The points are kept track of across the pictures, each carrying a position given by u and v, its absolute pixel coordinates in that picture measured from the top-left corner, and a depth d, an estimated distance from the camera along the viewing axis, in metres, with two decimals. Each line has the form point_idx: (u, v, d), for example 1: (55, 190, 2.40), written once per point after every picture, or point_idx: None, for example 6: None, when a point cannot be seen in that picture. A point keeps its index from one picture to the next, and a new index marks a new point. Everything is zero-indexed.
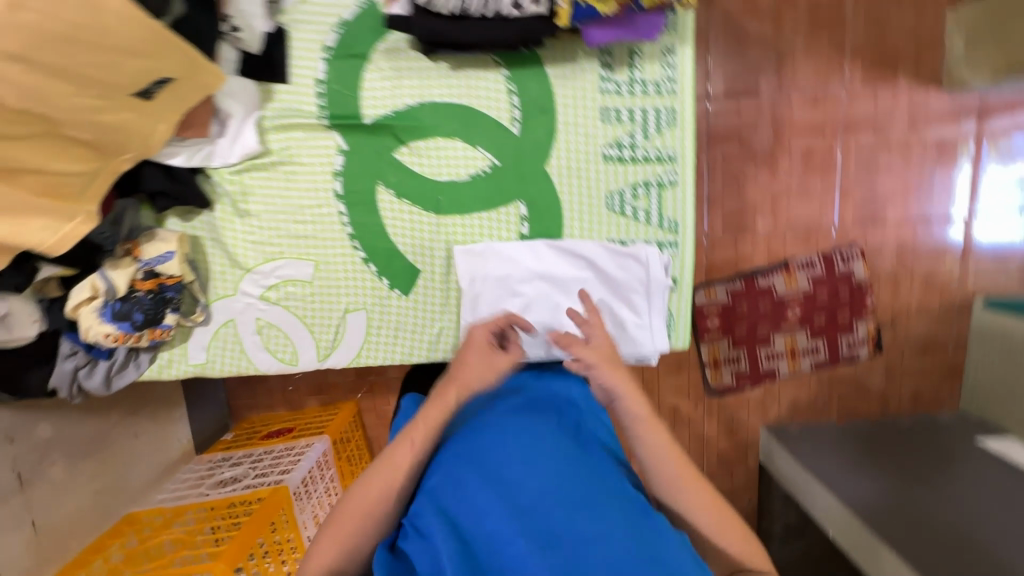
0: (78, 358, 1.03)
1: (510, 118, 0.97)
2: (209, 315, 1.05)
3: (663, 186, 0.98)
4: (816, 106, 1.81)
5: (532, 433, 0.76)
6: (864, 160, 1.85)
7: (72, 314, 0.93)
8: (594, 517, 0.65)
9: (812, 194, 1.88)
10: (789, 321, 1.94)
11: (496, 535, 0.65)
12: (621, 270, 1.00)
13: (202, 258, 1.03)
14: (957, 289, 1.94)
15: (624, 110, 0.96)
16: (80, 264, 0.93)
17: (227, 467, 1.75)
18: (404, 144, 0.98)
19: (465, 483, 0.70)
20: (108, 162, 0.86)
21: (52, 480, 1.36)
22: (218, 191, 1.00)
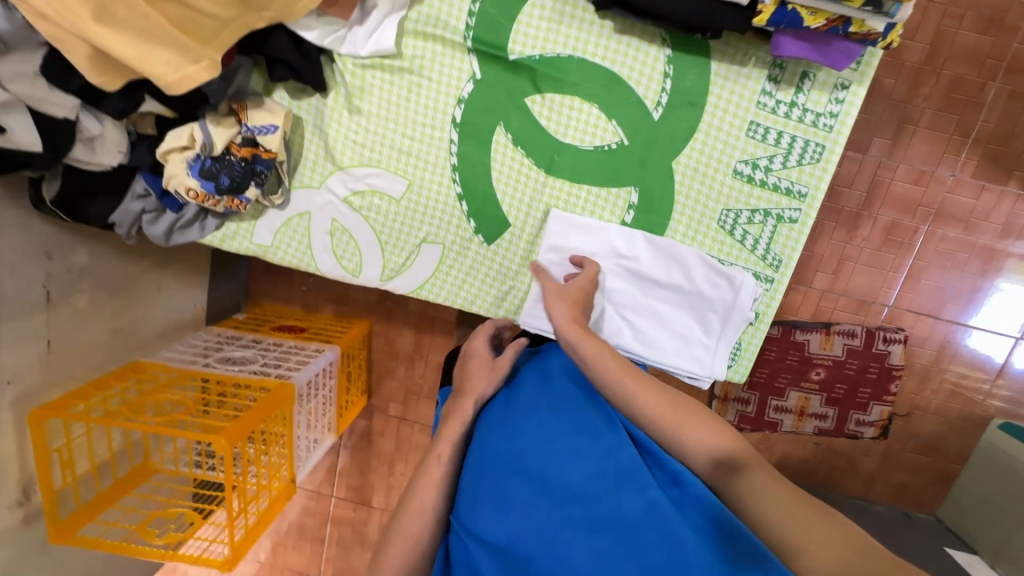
0: (148, 204, 0.99)
1: (654, 101, 0.92)
2: (288, 200, 1.02)
3: (781, 221, 0.94)
4: (919, 181, 1.74)
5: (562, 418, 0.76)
6: (944, 251, 1.79)
7: (161, 158, 0.89)
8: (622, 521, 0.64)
9: (880, 267, 1.83)
10: (809, 381, 1.87)
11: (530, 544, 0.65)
12: (709, 288, 0.97)
13: (299, 140, 1.00)
14: (974, 400, 1.92)
15: (773, 131, 0.90)
16: (181, 111, 0.88)
17: (234, 347, 1.74)
18: (538, 92, 0.93)
19: (507, 473, 0.72)
20: (245, 15, 0.80)
21: (74, 307, 1.34)
22: (337, 79, 0.96)
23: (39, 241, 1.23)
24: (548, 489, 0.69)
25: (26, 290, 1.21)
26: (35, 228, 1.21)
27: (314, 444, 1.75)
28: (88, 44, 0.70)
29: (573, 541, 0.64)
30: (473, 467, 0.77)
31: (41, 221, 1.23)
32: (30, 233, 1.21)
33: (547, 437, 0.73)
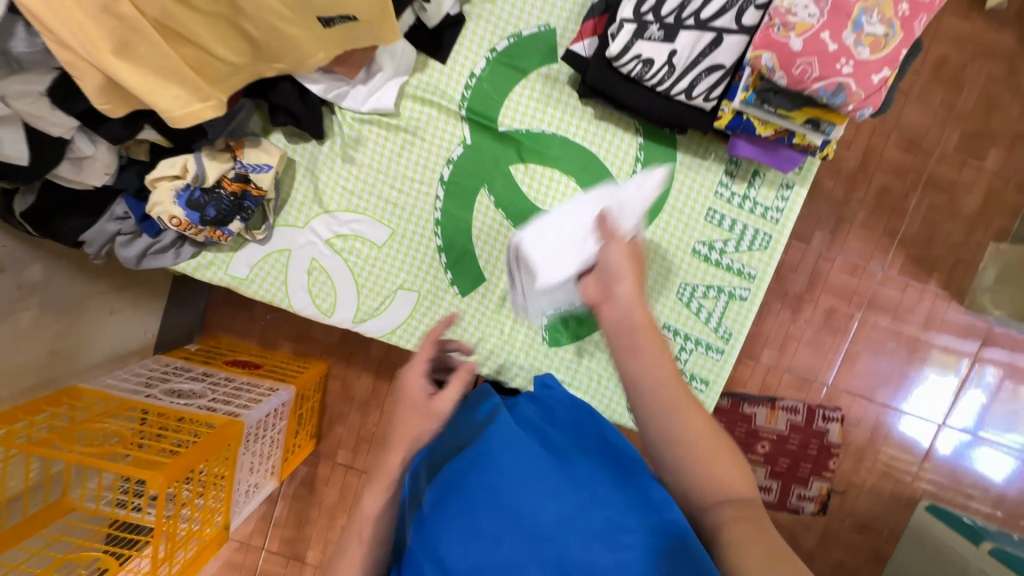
0: (125, 226, 1.00)
1: (626, 181, 1.01)
2: (270, 236, 1.03)
3: (733, 298, 1.03)
4: (854, 273, 1.92)
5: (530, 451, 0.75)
6: (875, 338, 1.95)
7: (149, 184, 0.91)
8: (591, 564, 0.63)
9: (820, 348, 1.96)
10: (755, 453, 1.96)
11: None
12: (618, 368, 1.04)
13: (289, 181, 1.03)
14: (903, 481, 1.97)
15: (727, 218, 1.01)
16: (178, 142, 0.91)
17: (183, 378, 1.66)
18: (522, 161, 1.02)
19: (477, 509, 0.69)
20: (258, 64, 0.86)
21: (17, 323, 1.27)
22: (335, 129, 1.01)
23: None
24: (518, 531, 0.67)
25: None
26: None
27: (253, 488, 1.64)
28: (102, 74, 0.73)
29: None
30: (435, 507, 0.73)
31: (1, 233, 1.19)
32: None
33: (519, 472, 0.72)
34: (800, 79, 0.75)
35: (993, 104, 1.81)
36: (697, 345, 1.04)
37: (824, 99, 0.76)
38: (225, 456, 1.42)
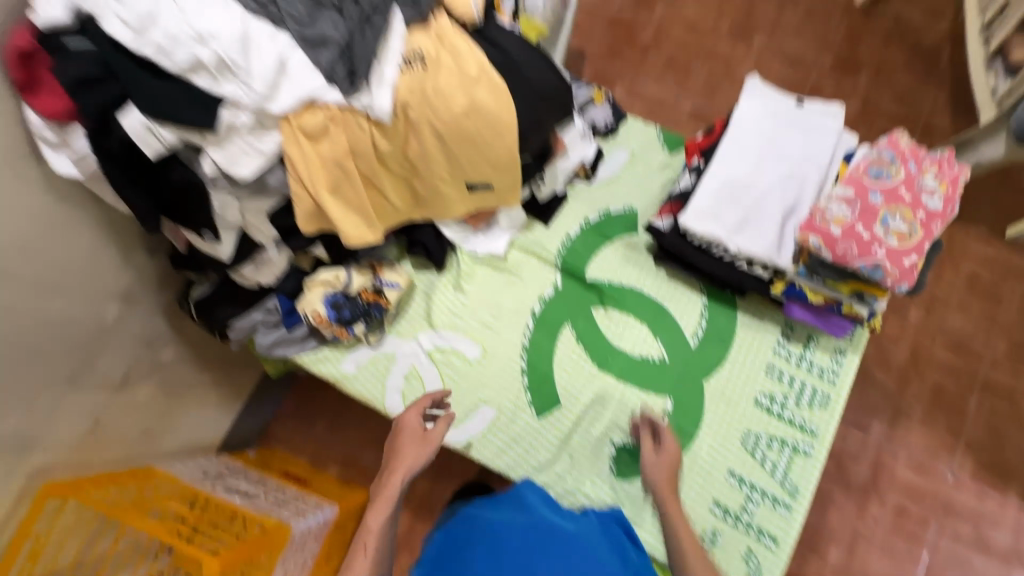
0: (270, 317, 1.21)
1: (693, 331, 1.17)
2: (381, 342, 1.22)
3: (797, 453, 1.07)
4: (921, 471, 1.85)
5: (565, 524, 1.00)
6: (955, 552, 1.78)
7: (307, 286, 1.15)
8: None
9: (895, 555, 1.79)
10: None
11: None
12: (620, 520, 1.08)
13: (407, 300, 1.25)
14: None
15: (786, 374, 1.12)
16: (337, 258, 1.17)
17: (241, 480, 1.70)
18: (603, 306, 1.21)
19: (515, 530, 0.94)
20: (414, 210, 1.14)
21: (134, 396, 1.43)
22: (453, 265, 1.26)
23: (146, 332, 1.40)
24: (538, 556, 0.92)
25: (111, 369, 1.33)
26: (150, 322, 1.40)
27: None
28: (314, 202, 1.01)
29: None
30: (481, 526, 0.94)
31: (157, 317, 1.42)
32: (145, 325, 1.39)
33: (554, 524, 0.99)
34: (842, 257, 0.93)
35: None
36: (764, 497, 1.06)
37: (864, 273, 0.92)
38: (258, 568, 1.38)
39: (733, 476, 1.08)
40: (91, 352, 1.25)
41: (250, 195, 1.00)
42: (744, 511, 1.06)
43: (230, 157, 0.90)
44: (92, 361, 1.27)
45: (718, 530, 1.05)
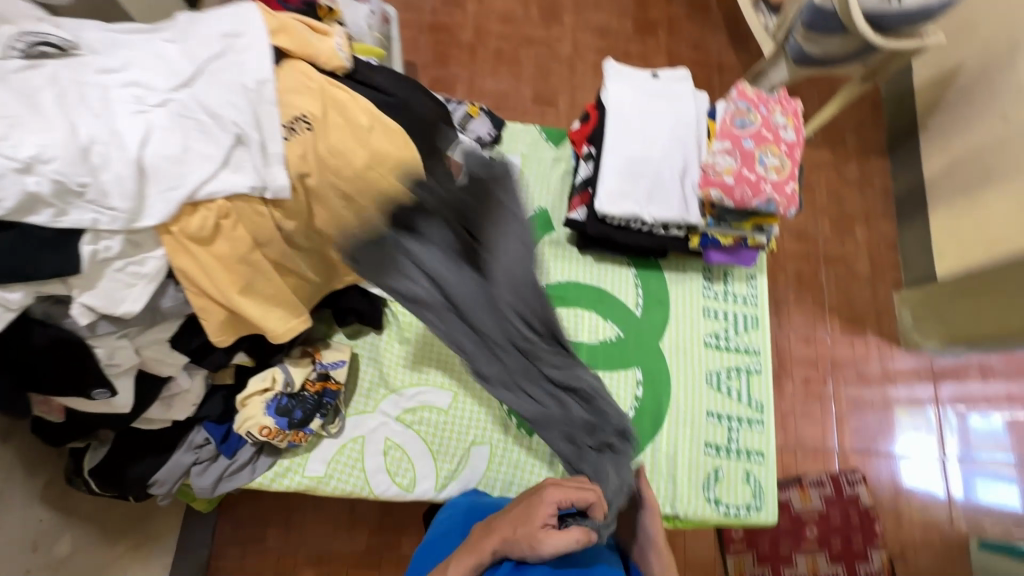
0: (202, 453, 1.04)
1: (634, 302, 1.25)
2: (342, 426, 1.11)
3: (750, 373, 1.23)
4: (809, 344, 2.22)
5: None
6: (851, 395, 2.19)
7: (240, 402, 1.00)
8: None
9: (813, 418, 2.16)
10: (806, 540, 1.99)
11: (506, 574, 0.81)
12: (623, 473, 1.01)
13: (355, 373, 1.14)
14: (944, 528, 2.09)
15: (720, 311, 1.26)
16: (263, 358, 1.02)
17: None
18: (550, 309, 1.23)
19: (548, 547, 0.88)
20: (333, 280, 1.05)
21: None
22: (390, 319, 1.18)
23: (30, 531, 1.11)
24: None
25: None
26: (31, 517, 1.11)
27: None
28: (225, 310, 0.87)
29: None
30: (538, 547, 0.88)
31: (38, 508, 1.13)
32: (24, 524, 1.09)
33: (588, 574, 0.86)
34: (742, 201, 1.06)
35: (841, 195, 2.37)
36: (741, 422, 1.19)
37: (762, 208, 1.07)
38: None
39: (712, 414, 1.19)
40: None
41: (142, 329, 0.83)
42: (730, 441, 1.18)
43: (105, 296, 0.76)
44: None
45: (717, 466, 1.17)
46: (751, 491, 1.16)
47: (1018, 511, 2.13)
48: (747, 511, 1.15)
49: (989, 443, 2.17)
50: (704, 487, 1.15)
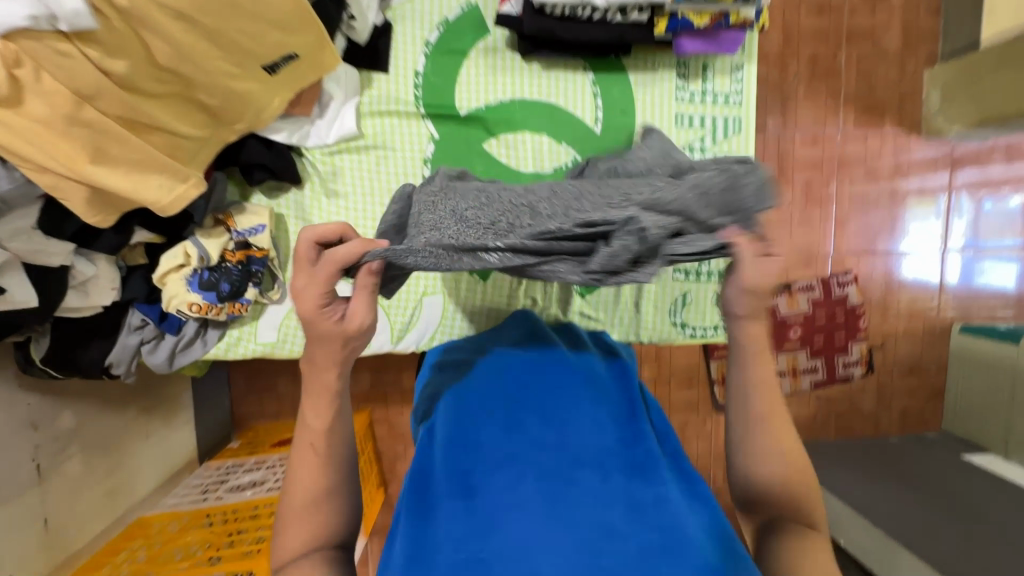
0: (146, 333, 1.00)
1: (593, 118, 1.05)
2: (284, 292, 1.05)
3: None
4: (816, 143, 2.02)
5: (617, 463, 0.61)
6: (856, 195, 2.07)
7: (158, 282, 0.92)
8: (517, 475, 0.59)
9: (811, 223, 2.06)
10: (791, 341, 2.08)
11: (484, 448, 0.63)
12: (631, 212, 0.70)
13: (284, 235, 1.04)
14: (931, 316, 2.14)
15: (696, 116, 1.06)
16: (171, 232, 0.92)
17: (240, 473, 1.65)
18: (494, 137, 1.05)
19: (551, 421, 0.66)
20: (219, 130, 0.87)
21: (67, 475, 1.26)
22: (308, 170, 1.03)
23: (22, 414, 1.16)
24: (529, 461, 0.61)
25: (15, 469, 1.13)
26: (17, 402, 1.15)
27: None
28: (83, 186, 0.74)
29: (484, 460, 0.62)
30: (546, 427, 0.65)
31: (21, 393, 1.17)
32: (13, 408, 1.14)
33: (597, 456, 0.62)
34: None
35: None
36: None
37: None
38: None
39: None
40: None
41: None
42: (701, 265, 1.10)
43: None
44: None
45: (685, 291, 1.10)
46: (722, 312, 1.10)
47: (1011, 292, 2.14)
48: (714, 331, 1.12)
49: (999, 229, 2.10)
50: (671, 312, 1.10)
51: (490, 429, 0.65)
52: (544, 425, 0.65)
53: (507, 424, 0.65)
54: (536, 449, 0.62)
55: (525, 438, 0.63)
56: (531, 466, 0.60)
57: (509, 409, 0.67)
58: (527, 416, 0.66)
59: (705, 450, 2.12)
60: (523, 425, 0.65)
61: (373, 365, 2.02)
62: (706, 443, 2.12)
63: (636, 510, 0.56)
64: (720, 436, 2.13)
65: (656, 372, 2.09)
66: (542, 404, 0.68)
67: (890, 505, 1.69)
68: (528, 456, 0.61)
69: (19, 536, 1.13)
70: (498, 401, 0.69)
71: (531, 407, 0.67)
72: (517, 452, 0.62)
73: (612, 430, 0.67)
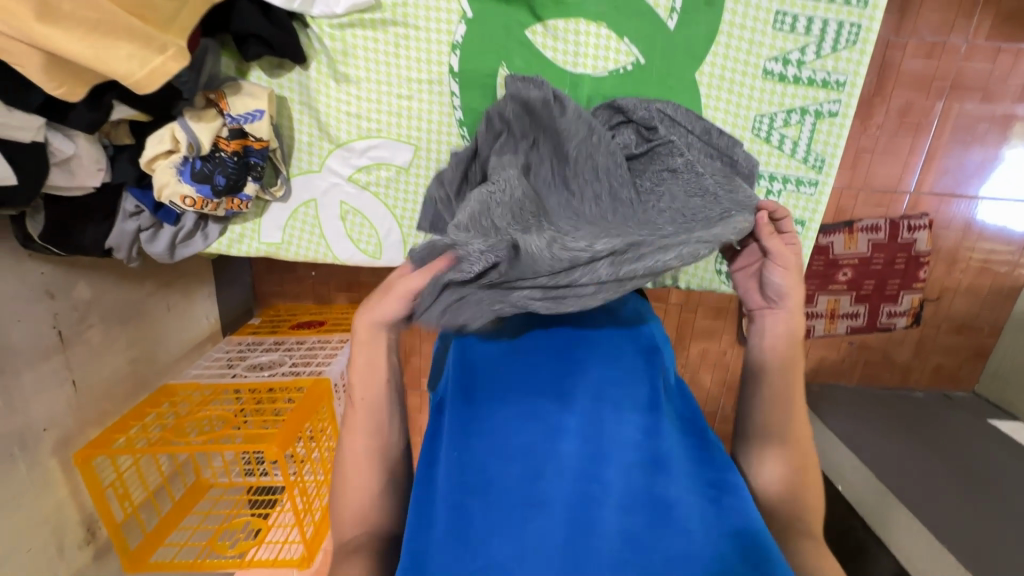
0: (143, 220, 0.94)
1: (668, 9, 0.84)
2: (288, 191, 0.95)
3: (820, 117, 0.88)
4: (931, 55, 1.67)
5: (639, 461, 0.57)
6: (961, 124, 1.75)
7: (147, 168, 0.82)
8: (530, 472, 0.56)
9: (897, 154, 1.78)
10: (837, 283, 1.92)
11: (499, 442, 0.58)
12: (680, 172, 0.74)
13: (288, 124, 0.91)
14: (1003, 273, 1.92)
15: (802, 18, 0.83)
16: (156, 112, 0.80)
17: (259, 351, 1.70)
18: (540, 22, 0.85)
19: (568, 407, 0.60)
20: None
21: (90, 342, 1.29)
22: (315, 46, 0.87)
23: (37, 282, 1.16)
24: (547, 462, 0.57)
25: (37, 333, 1.15)
26: (31, 270, 1.14)
27: None
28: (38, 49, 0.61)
29: (493, 442, 0.59)
30: (565, 416, 0.60)
31: (34, 262, 1.15)
32: (27, 277, 1.13)
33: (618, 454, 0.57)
34: None
35: None
36: (787, 185, 0.91)
37: None
38: (324, 411, 1.49)
39: None
40: None
41: None
42: None
43: None
44: (5, 339, 1.08)
45: None
46: None
47: None
48: None
49: None
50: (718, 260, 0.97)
51: (508, 411, 0.61)
52: (569, 406, 0.60)
53: (518, 409, 0.60)
54: (556, 436, 0.58)
55: (544, 431, 0.58)
56: (552, 458, 0.57)
57: (521, 391, 0.62)
58: (541, 398, 0.61)
59: (720, 381, 2.09)
60: (538, 410, 0.60)
61: None
62: (722, 374, 2.08)
63: (659, 514, 0.54)
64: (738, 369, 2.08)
65: (684, 299, 1.99)
66: (554, 376, 0.63)
67: (899, 460, 1.66)
68: (545, 452, 0.57)
69: (49, 394, 1.19)
70: (506, 380, 0.63)
71: (551, 385, 0.62)
72: (534, 453, 0.57)
73: (636, 412, 0.61)
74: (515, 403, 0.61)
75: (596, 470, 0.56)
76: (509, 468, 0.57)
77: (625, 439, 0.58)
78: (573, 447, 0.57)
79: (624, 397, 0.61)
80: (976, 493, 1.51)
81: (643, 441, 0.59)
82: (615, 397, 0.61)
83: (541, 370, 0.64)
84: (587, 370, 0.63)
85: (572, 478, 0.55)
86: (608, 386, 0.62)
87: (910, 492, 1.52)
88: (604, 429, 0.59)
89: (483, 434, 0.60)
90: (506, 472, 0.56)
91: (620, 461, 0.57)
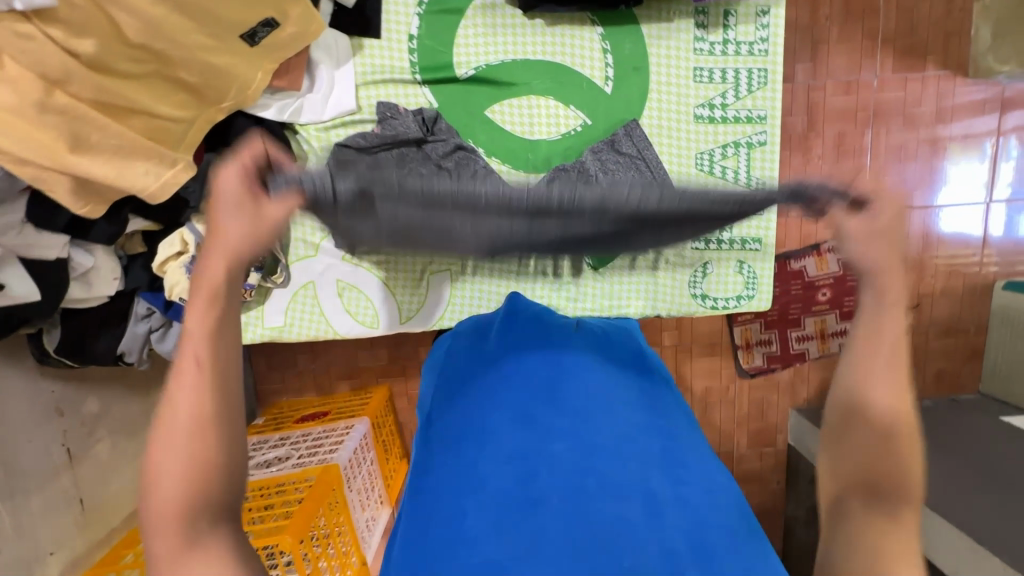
0: (154, 321, 1.00)
1: (603, 78, 0.98)
2: (289, 277, 1.02)
3: (753, 146, 1.00)
4: (849, 91, 1.88)
5: (629, 457, 0.65)
6: (893, 145, 1.92)
7: (159, 270, 0.90)
8: (524, 467, 0.64)
9: (843, 178, 1.94)
10: (819, 304, 1.99)
11: (498, 449, 0.67)
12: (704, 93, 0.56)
13: None
14: (972, 273, 2.01)
15: (717, 70, 0.97)
16: (166, 219, 0.90)
17: (265, 450, 1.68)
18: (496, 102, 0.99)
19: (560, 416, 0.70)
20: (203, 111, 0.82)
21: (98, 457, 1.30)
22: (304, 148, 0.99)
23: (47, 401, 1.19)
24: (538, 461, 0.64)
25: (47, 452, 1.17)
26: (42, 390, 1.18)
27: (372, 522, 1.71)
28: (68, 176, 0.71)
29: (492, 449, 0.67)
30: (560, 425, 0.69)
31: (45, 382, 1.20)
32: (37, 397, 1.17)
33: (608, 449, 0.65)
34: None
35: None
36: None
37: None
38: (335, 502, 1.46)
39: None
40: (6, 460, 1.07)
41: None
42: (722, 233, 1.03)
43: None
44: (16, 461, 1.10)
45: (705, 261, 1.04)
46: (745, 282, 1.05)
47: None
48: (738, 302, 1.06)
49: None
50: (691, 284, 1.05)
51: (507, 427, 0.69)
52: (560, 418, 0.70)
53: (514, 417, 0.71)
54: (549, 443, 0.66)
55: (541, 440, 0.67)
56: (547, 458, 0.64)
57: (517, 407, 0.72)
58: (537, 408, 0.71)
59: (728, 418, 2.09)
60: (535, 417, 0.70)
61: (392, 339, 2.00)
62: (729, 411, 2.08)
63: (654, 504, 0.59)
64: (744, 404, 2.08)
65: (677, 340, 2.03)
66: (546, 391, 0.74)
67: None
68: (536, 450, 0.65)
69: (57, 515, 1.18)
70: (499, 396, 0.75)
71: (544, 402, 0.72)
72: (530, 456, 0.65)
73: (624, 418, 0.71)
74: (511, 414, 0.71)
75: (589, 457, 0.64)
76: (506, 471, 0.64)
77: (615, 437, 0.67)
78: (566, 444, 0.66)
79: (608, 408, 0.72)
80: (1005, 492, 1.48)
81: (630, 439, 0.68)
82: (604, 411, 0.71)
83: (533, 389, 0.75)
84: (579, 389, 0.75)
85: (572, 477, 0.62)
86: (593, 397, 0.73)
87: (939, 500, 1.49)
88: (596, 433, 0.67)
89: (480, 448, 0.68)
90: (505, 470, 0.64)
91: (613, 454, 0.65)
